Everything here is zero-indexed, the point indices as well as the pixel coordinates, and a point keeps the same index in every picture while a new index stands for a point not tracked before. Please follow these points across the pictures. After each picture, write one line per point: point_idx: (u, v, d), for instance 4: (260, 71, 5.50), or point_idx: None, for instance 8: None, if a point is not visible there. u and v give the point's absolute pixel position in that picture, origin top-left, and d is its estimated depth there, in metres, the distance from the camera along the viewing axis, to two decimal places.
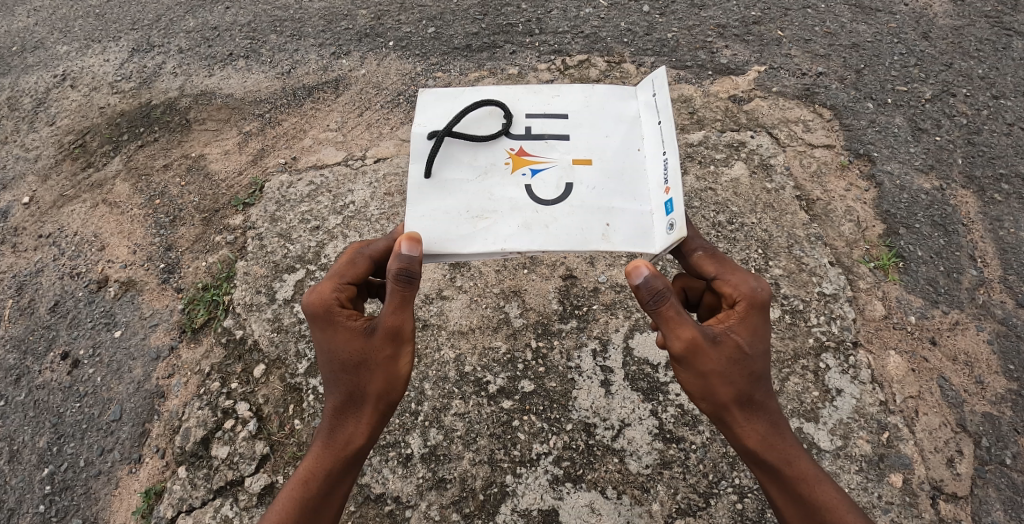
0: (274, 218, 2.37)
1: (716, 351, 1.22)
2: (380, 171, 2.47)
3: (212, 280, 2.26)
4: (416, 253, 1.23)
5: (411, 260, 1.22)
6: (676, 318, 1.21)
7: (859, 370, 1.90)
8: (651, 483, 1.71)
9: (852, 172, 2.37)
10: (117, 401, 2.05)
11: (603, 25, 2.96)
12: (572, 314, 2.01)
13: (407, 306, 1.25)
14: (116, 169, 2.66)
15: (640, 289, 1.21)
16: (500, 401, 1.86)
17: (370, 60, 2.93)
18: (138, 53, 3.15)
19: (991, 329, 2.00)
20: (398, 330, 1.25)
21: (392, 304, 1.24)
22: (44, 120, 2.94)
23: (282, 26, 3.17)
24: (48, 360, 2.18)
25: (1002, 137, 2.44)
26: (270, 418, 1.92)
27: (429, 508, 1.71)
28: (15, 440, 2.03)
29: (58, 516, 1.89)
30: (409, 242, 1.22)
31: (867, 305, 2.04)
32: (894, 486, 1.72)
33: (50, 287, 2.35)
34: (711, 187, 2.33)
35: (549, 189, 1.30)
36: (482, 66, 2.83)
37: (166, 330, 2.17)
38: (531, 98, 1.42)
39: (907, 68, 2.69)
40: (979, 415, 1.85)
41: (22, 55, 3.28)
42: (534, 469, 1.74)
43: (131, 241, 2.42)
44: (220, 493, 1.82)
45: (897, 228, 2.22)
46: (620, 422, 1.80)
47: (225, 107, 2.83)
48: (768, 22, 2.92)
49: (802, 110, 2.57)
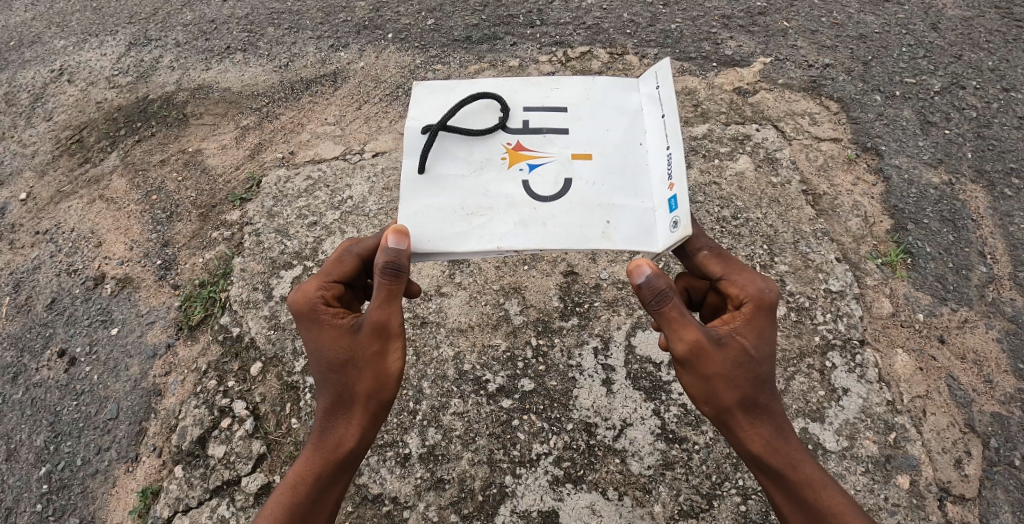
0: (272, 214, 2.34)
1: (721, 354, 1.19)
2: (378, 166, 2.44)
3: (209, 277, 2.23)
4: (404, 247, 1.21)
5: (398, 253, 1.20)
6: (680, 319, 1.18)
7: (866, 369, 1.86)
8: (653, 484, 1.68)
9: (859, 165, 2.33)
10: (114, 400, 2.03)
11: (605, 16, 2.91)
12: (573, 312, 1.98)
13: (394, 301, 1.23)
14: (113, 164, 2.64)
15: (642, 289, 1.19)
16: (499, 400, 1.83)
17: (368, 52, 2.89)
18: (135, 47, 3.12)
19: (1000, 328, 1.96)
20: (384, 325, 1.22)
21: (378, 300, 1.21)
22: (41, 115, 2.91)
23: (280, 18, 3.14)
24: (45, 358, 2.16)
25: (1012, 131, 2.39)
26: (267, 417, 1.90)
27: (427, 509, 1.69)
28: (12, 438, 2.01)
29: (55, 516, 1.87)
30: (398, 235, 1.20)
31: (874, 302, 2.00)
32: (901, 488, 1.69)
33: (47, 284, 2.33)
34: (715, 182, 2.29)
35: (547, 185, 1.27)
36: (482, 58, 2.79)
37: (163, 327, 2.15)
38: (530, 90, 1.38)
39: (916, 60, 2.63)
40: (987, 415, 1.82)
41: (20, 50, 3.25)
42: (534, 470, 1.72)
43: (128, 238, 2.40)
44: (216, 493, 1.79)
45: (905, 223, 2.17)
46: (621, 421, 1.77)
47: (222, 101, 2.80)
48: (774, 13, 2.87)
49: (808, 102, 2.52)
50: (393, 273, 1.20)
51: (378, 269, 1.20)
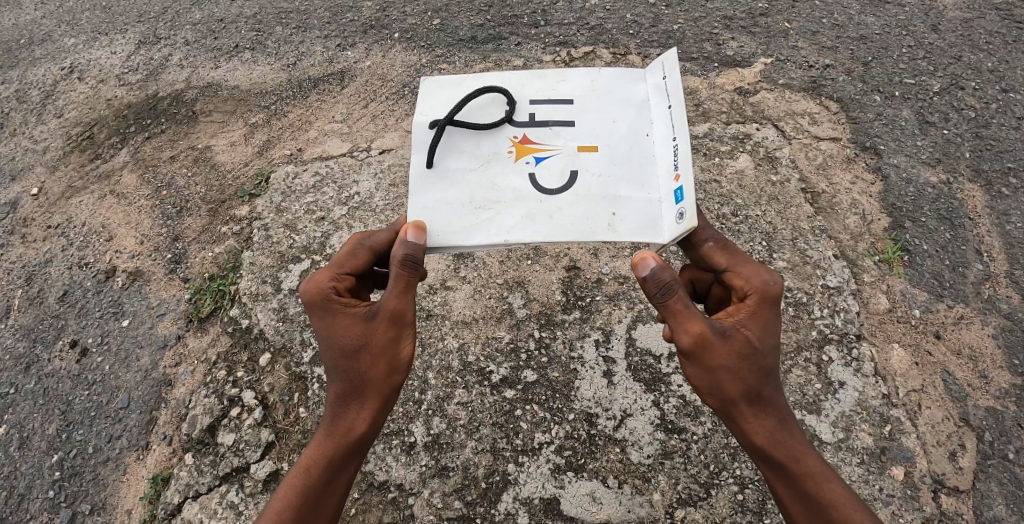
0: (280, 209, 2.39)
1: (725, 346, 1.22)
2: (385, 162, 2.48)
3: (218, 270, 2.27)
4: (421, 241, 1.25)
5: (415, 247, 1.24)
6: (685, 311, 1.22)
7: (863, 362, 1.90)
8: (652, 473, 1.72)
9: (858, 164, 2.37)
10: (125, 389, 2.08)
11: (608, 17, 2.95)
12: (575, 305, 2.02)
13: (409, 291, 1.27)
14: (123, 161, 2.68)
15: (647, 281, 1.23)
16: (503, 391, 1.87)
17: (374, 52, 2.93)
18: (144, 46, 3.17)
19: (996, 324, 2.00)
20: (400, 314, 1.26)
21: (393, 290, 1.25)
22: (52, 112, 2.96)
23: (288, 18, 3.19)
24: (57, 348, 2.21)
25: (1011, 131, 2.42)
26: (275, 406, 1.94)
27: (432, 496, 1.73)
28: (24, 427, 2.06)
29: (67, 502, 1.91)
30: (415, 229, 1.25)
31: (871, 298, 2.03)
32: (896, 479, 1.72)
33: (59, 277, 2.38)
34: (715, 179, 2.33)
35: (552, 178, 1.31)
36: (487, 57, 2.83)
37: (173, 319, 2.19)
38: (536, 84, 1.42)
39: (916, 61, 2.67)
40: (982, 409, 1.85)
41: (30, 48, 3.30)
42: (536, 458, 1.76)
43: (139, 232, 2.44)
44: (225, 479, 1.83)
45: (903, 221, 2.21)
46: (622, 412, 1.81)
47: (231, 99, 2.85)
48: (775, 14, 2.91)
49: (808, 102, 2.56)
50: (411, 265, 1.25)
51: (396, 260, 1.24)
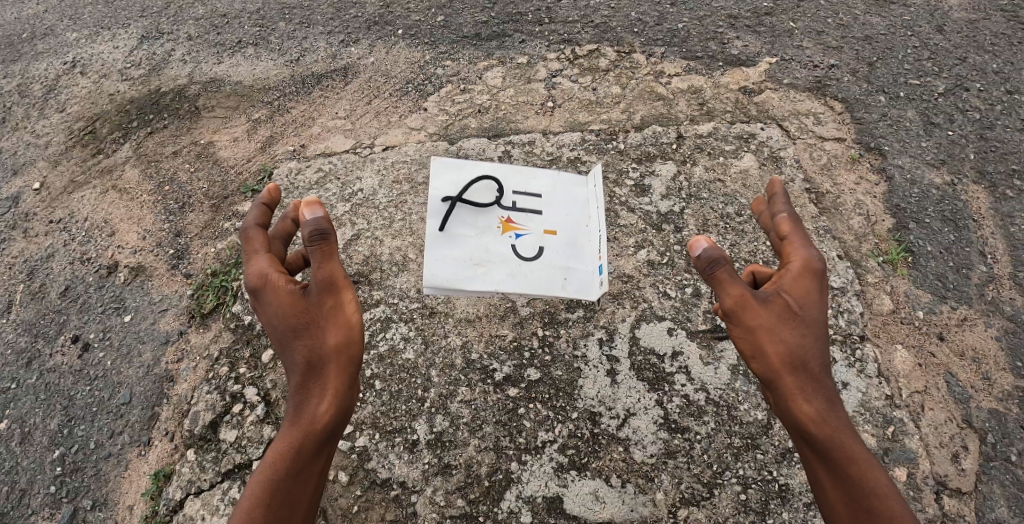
0: (283, 205, 2.38)
1: (766, 310, 1.35)
2: (388, 159, 2.47)
3: (220, 266, 2.27)
4: (319, 214, 1.44)
5: (317, 219, 1.43)
6: (728, 278, 1.38)
7: (866, 363, 1.89)
8: (655, 473, 1.72)
9: (862, 165, 2.36)
10: (127, 385, 2.08)
11: (613, 14, 2.94)
12: (579, 303, 2.01)
13: (335, 258, 1.43)
14: (125, 156, 2.68)
15: (699, 258, 1.41)
16: (506, 389, 1.87)
17: (378, 48, 2.93)
18: (147, 40, 3.16)
19: (999, 326, 1.99)
20: (330, 280, 1.40)
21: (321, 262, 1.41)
22: (54, 106, 2.95)
23: (291, 13, 3.18)
24: (58, 343, 2.20)
25: (1015, 133, 2.42)
26: (278, 403, 1.94)
27: (435, 494, 1.73)
28: (27, 421, 2.06)
29: (69, 497, 1.91)
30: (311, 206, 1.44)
31: (875, 298, 2.03)
32: (899, 480, 1.72)
33: (61, 272, 2.37)
34: (720, 179, 2.32)
35: None
36: (491, 55, 2.83)
37: (175, 315, 2.19)
38: None
39: (920, 62, 2.66)
40: (984, 411, 1.85)
41: (33, 42, 3.29)
42: (539, 457, 1.75)
43: (141, 228, 2.44)
44: (227, 476, 1.83)
45: (906, 222, 2.20)
46: (625, 411, 1.81)
47: (234, 95, 2.84)
48: (780, 14, 2.90)
49: (813, 102, 2.55)
50: (319, 237, 1.42)
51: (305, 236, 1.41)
